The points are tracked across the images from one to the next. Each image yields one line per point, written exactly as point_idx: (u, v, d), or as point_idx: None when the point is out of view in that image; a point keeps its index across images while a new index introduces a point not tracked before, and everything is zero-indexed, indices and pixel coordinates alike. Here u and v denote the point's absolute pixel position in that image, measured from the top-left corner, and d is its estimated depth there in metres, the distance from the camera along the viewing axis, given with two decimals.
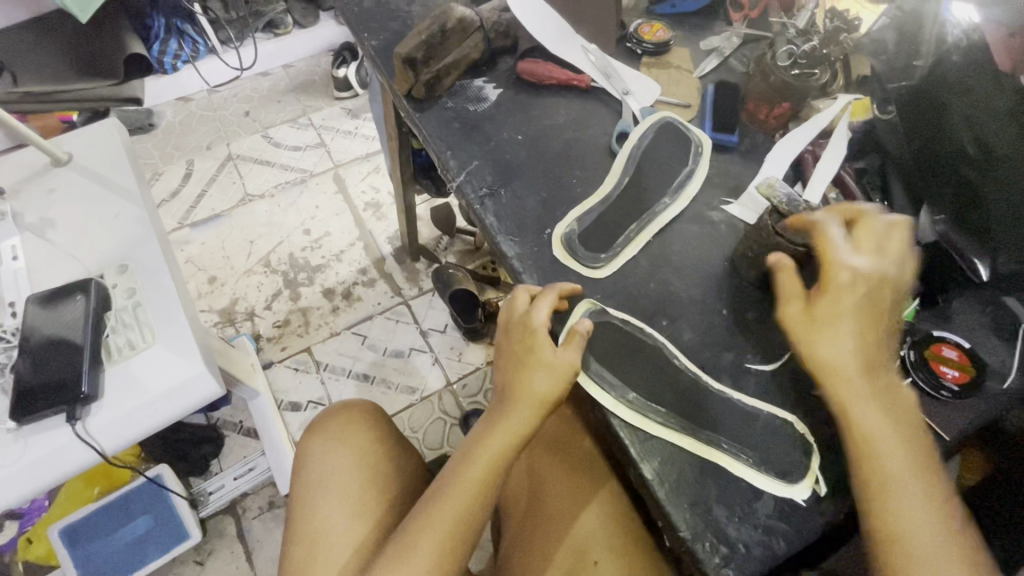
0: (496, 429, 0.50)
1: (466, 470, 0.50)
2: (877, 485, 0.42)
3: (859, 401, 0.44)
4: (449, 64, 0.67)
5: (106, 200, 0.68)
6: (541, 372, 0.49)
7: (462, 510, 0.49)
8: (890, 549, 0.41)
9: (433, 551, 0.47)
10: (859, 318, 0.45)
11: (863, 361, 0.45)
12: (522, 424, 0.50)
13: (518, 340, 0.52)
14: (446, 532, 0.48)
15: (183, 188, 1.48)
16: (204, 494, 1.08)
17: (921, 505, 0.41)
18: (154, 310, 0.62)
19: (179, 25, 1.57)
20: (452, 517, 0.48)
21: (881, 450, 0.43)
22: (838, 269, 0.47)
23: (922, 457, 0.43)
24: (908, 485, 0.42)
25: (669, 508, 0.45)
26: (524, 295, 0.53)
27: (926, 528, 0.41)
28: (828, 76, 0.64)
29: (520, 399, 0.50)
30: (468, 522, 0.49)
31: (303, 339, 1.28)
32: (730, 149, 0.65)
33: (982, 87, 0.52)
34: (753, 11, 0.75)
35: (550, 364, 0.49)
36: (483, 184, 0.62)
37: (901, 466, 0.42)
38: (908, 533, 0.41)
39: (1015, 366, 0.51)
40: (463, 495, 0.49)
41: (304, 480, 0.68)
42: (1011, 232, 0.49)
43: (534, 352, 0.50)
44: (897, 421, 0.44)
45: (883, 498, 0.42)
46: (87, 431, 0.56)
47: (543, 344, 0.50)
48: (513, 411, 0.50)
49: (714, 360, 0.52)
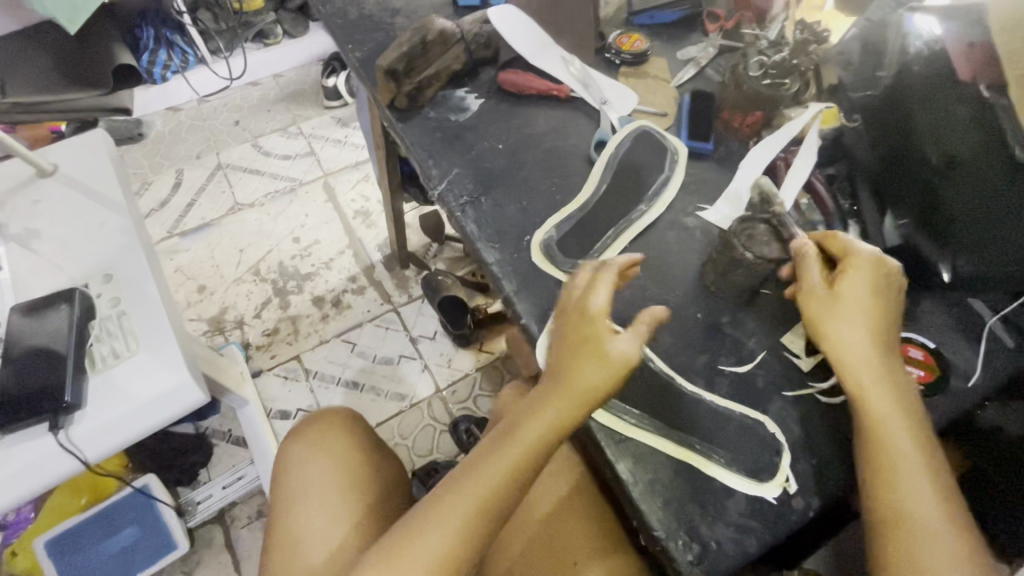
0: (535, 415, 0.47)
1: (499, 452, 0.48)
2: (882, 462, 0.45)
3: (874, 384, 0.47)
4: (430, 76, 0.68)
5: (91, 210, 0.68)
6: (596, 365, 0.47)
7: (490, 493, 0.46)
8: (895, 528, 0.44)
9: (458, 528, 0.45)
10: (877, 306, 0.48)
11: (879, 347, 0.48)
12: (560, 416, 0.47)
13: (573, 325, 0.49)
14: (472, 511, 0.46)
15: (172, 197, 1.48)
16: (192, 504, 1.07)
17: (923, 484, 0.44)
18: (138, 318, 0.62)
19: (168, 36, 1.57)
20: (478, 497, 0.46)
21: (890, 430, 0.46)
22: (859, 260, 0.49)
23: (927, 439, 0.46)
24: (911, 463, 0.45)
25: (643, 506, 0.46)
26: (585, 278, 0.51)
27: (927, 503, 0.44)
28: (799, 85, 0.65)
29: (567, 387, 0.47)
30: (492, 508, 0.46)
31: (292, 347, 1.28)
32: (705, 157, 0.66)
33: (944, 97, 0.54)
34: (729, 22, 0.77)
35: (606, 356, 0.47)
36: (464, 192, 0.64)
37: (907, 446, 0.45)
38: (909, 509, 0.44)
39: (979, 365, 0.53)
40: (493, 475, 0.47)
41: (285, 486, 0.68)
42: (970, 234, 0.52)
43: (593, 340, 0.48)
44: (906, 405, 0.47)
45: (886, 476, 0.45)
46: (70, 440, 0.56)
47: (604, 332, 0.48)
48: (555, 399, 0.47)
49: (689, 362, 0.53)
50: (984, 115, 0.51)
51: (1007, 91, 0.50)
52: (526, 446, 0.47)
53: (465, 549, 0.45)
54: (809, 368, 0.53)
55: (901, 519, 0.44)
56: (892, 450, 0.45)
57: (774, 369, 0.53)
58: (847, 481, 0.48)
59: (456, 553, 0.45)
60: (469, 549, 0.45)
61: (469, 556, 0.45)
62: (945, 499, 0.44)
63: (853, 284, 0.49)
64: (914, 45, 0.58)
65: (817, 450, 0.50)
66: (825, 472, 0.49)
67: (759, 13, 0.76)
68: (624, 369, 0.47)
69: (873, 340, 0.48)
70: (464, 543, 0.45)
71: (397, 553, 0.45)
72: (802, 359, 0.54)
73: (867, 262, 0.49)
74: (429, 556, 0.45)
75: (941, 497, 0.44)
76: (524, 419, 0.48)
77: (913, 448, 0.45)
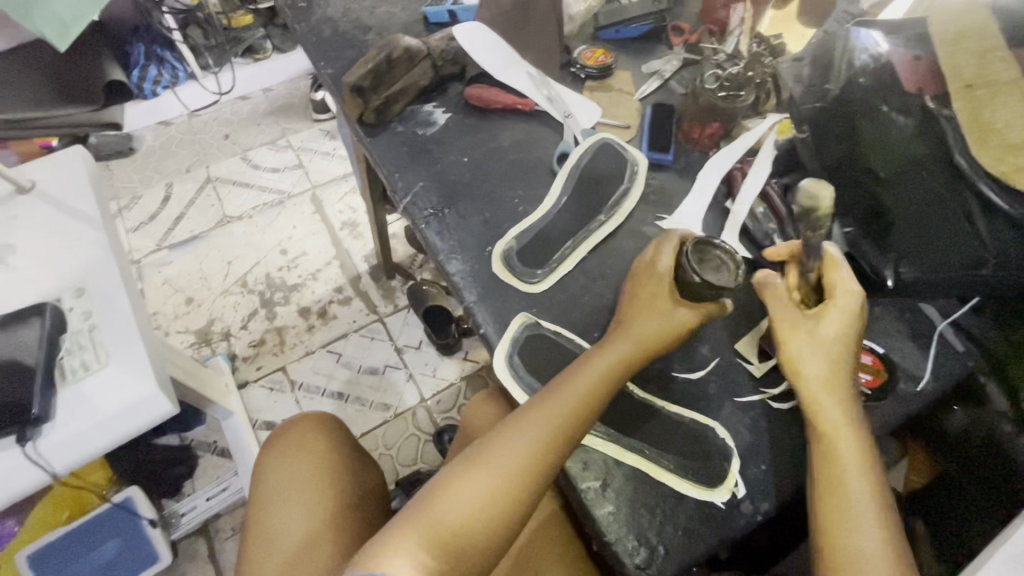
0: (598, 354, 0.52)
1: (576, 377, 0.51)
2: (833, 500, 0.45)
3: (834, 421, 0.48)
4: (397, 92, 0.70)
5: (66, 225, 0.69)
6: (665, 315, 0.54)
7: (570, 411, 0.49)
8: (835, 559, 0.44)
9: (541, 435, 0.49)
10: (843, 349, 0.50)
11: (838, 385, 0.49)
12: (624, 353, 0.52)
13: (642, 287, 0.55)
14: (556, 422, 0.49)
15: (161, 210, 1.50)
16: (175, 516, 1.08)
17: (874, 534, 0.44)
18: (109, 331, 0.63)
19: (159, 52, 1.60)
20: (560, 411, 0.49)
21: (848, 474, 0.46)
22: (839, 303, 0.50)
23: (881, 491, 0.46)
24: (864, 512, 0.45)
25: (595, 511, 0.48)
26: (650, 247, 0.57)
27: (877, 558, 0.43)
28: (754, 97, 0.67)
29: (629, 331, 0.53)
30: (572, 425, 0.49)
31: (278, 358, 1.29)
32: (665, 168, 0.68)
33: (887, 105, 0.57)
34: (692, 36, 0.78)
35: (671, 310, 0.54)
36: (429, 203, 0.65)
37: (862, 490, 0.46)
38: (861, 557, 0.43)
39: (927, 371, 0.54)
40: (572, 397, 0.50)
41: (265, 485, 0.69)
42: (908, 240, 0.52)
43: (663, 297, 0.54)
44: (866, 452, 0.47)
45: (832, 508, 0.45)
46: (38, 453, 0.57)
47: (668, 290, 0.54)
48: (619, 340, 0.53)
49: (642, 370, 0.55)
50: (927, 125, 0.55)
51: (950, 101, 0.54)
52: (599, 373, 0.51)
53: (545, 458, 0.48)
54: (761, 374, 0.55)
55: (849, 567, 0.43)
56: (847, 495, 0.45)
57: (726, 375, 0.55)
58: (794, 485, 0.50)
59: (535, 462, 0.48)
60: (551, 458, 0.48)
61: (550, 466, 0.48)
62: (897, 553, 0.44)
63: (830, 319, 0.50)
64: (863, 57, 0.60)
65: (767, 454, 0.51)
66: (773, 476, 0.50)
67: (722, 27, 0.78)
68: (687, 324, 0.54)
69: (832, 375, 0.49)
70: (546, 452, 0.48)
71: (485, 451, 0.50)
72: (754, 364, 0.55)
73: (847, 306, 0.50)
74: (513, 458, 0.49)
75: (891, 551, 0.44)
76: (589, 360, 0.52)
77: (868, 497, 0.46)
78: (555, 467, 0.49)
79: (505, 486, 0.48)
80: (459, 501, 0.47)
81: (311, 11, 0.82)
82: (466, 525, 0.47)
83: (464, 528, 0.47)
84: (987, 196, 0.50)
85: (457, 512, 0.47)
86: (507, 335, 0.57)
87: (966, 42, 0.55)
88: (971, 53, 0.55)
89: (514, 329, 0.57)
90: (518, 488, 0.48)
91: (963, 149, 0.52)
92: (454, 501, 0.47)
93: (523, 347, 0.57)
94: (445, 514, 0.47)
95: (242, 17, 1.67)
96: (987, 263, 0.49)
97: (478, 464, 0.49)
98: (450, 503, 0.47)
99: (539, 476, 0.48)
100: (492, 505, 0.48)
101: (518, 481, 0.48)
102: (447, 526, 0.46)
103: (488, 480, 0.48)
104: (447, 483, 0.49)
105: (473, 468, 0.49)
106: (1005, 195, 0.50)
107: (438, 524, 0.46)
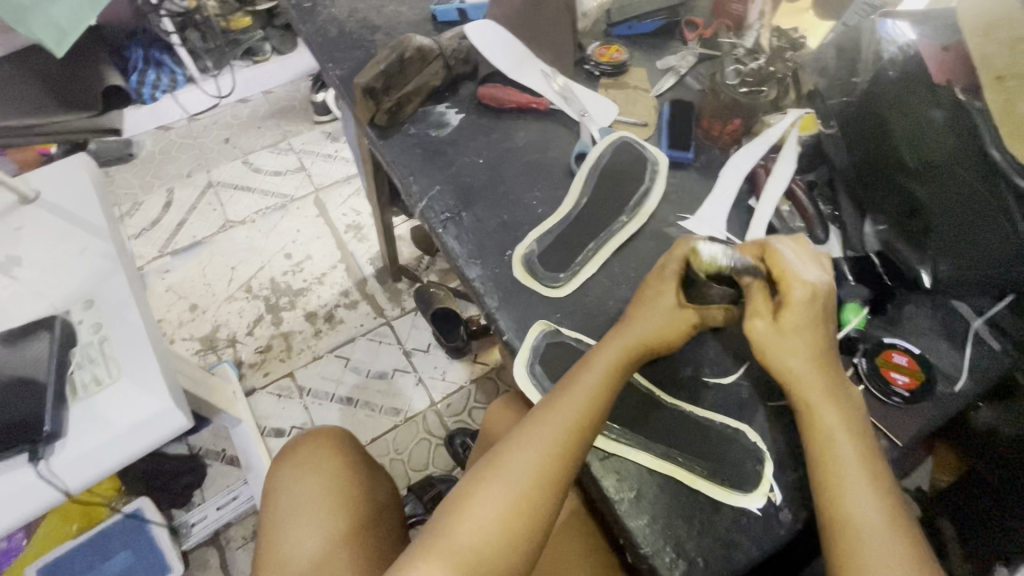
0: (601, 351, 0.51)
1: (579, 378, 0.50)
2: (828, 475, 0.45)
3: (817, 398, 0.48)
4: (409, 93, 0.69)
5: (73, 236, 0.67)
6: (664, 314, 0.52)
7: (579, 414, 0.48)
8: (841, 533, 0.44)
9: (552, 441, 0.47)
10: (815, 334, 0.49)
11: (820, 362, 0.49)
12: (626, 349, 0.51)
13: (647, 285, 0.54)
14: (565, 425, 0.48)
15: (163, 216, 1.48)
16: (186, 526, 1.06)
17: (871, 502, 0.44)
18: (120, 343, 0.61)
19: (157, 56, 1.58)
20: (567, 416, 0.48)
21: (836, 445, 0.46)
22: (795, 296, 0.48)
23: (873, 459, 0.46)
24: (856, 478, 0.45)
25: (631, 522, 0.47)
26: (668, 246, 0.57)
27: (878, 526, 0.43)
28: (776, 92, 0.66)
29: (627, 329, 0.52)
30: (580, 427, 0.48)
31: (285, 364, 1.27)
32: (685, 166, 0.67)
33: (917, 101, 0.55)
34: (707, 30, 0.77)
35: (673, 308, 0.52)
36: (445, 207, 0.64)
37: (851, 457, 0.46)
38: (862, 527, 0.43)
39: (964, 369, 0.54)
40: (579, 397, 0.49)
41: (274, 505, 0.67)
42: (944, 240, 0.54)
43: (664, 296, 0.53)
44: (854, 422, 0.47)
45: (829, 481, 0.45)
46: (50, 470, 0.55)
47: (667, 290, 0.53)
48: (619, 335, 0.52)
49: (672, 376, 0.54)
50: (958, 117, 0.51)
51: (981, 93, 0.50)
52: (600, 372, 0.50)
53: (560, 463, 0.47)
54: None
55: (848, 535, 0.43)
56: (837, 467, 0.45)
57: (759, 380, 0.54)
58: None
59: (550, 470, 0.47)
60: (565, 464, 0.47)
61: (567, 471, 0.47)
62: (896, 518, 0.44)
63: (793, 311, 0.48)
64: (890, 49, 0.58)
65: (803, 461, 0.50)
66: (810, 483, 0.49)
67: (738, 21, 0.76)
68: (690, 323, 0.53)
69: (807, 361, 0.48)
70: (560, 457, 0.47)
71: (497, 465, 0.48)
72: None
73: (808, 293, 0.48)
74: (527, 469, 0.47)
75: (891, 516, 0.44)
76: (591, 358, 0.51)
77: (864, 468, 0.45)
78: (572, 471, 0.47)
79: (522, 499, 0.46)
80: (478, 520, 0.46)
81: (316, 11, 0.81)
82: (488, 545, 0.45)
83: (486, 548, 0.45)
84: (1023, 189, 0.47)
85: (477, 531, 0.45)
86: (528, 341, 0.56)
87: (994, 33, 0.52)
88: (1000, 44, 0.51)
89: (533, 337, 0.56)
90: (534, 501, 0.46)
91: (996, 143, 0.48)
92: (473, 522, 0.46)
93: (543, 356, 0.55)
94: (464, 535, 0.45)
95: (241, 19, 1.65)
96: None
97: (491, 479, 0.47)
98: (468, 524, 0.46)
99: (553, 484, 0.47)
100: (512, 520, 0.46)
101: (536, 492, 0.46)
102: (468, 548, 0.45)
103: (504, 495, 0.46)
104: (461, 503, 0.47)
105: (487, 484, 0.47)
106: None
107: (459, 546, 0.45)
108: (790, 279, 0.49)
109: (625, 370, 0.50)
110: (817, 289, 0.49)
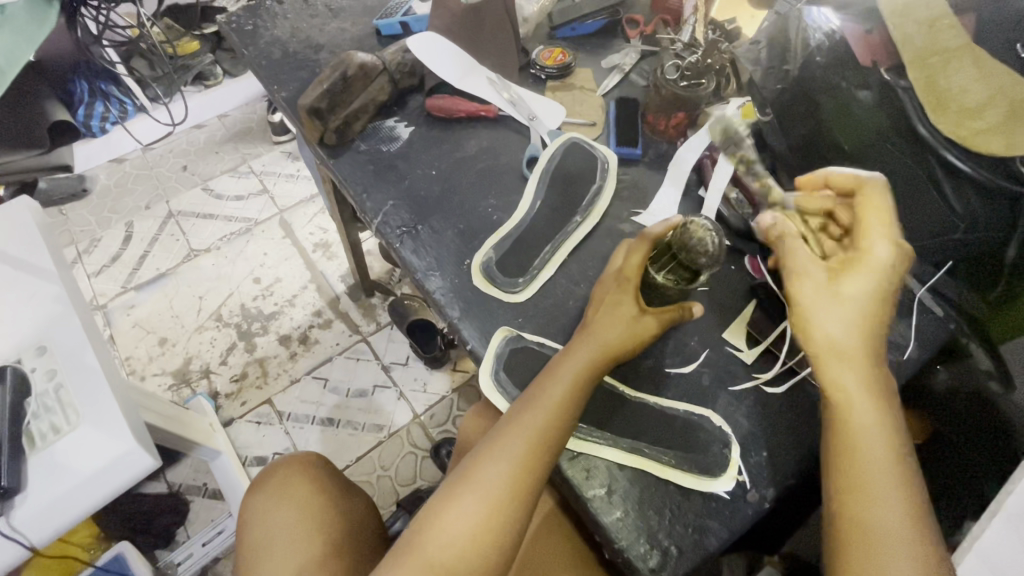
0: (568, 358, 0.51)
1: (552, 384, 0.50)
2: (844, 426, 0.46)
3: (846, 357, 0.47)
4: (356, 110, 0.68)
5: (19, 281, 0.64)
6: (624, 325, 0.53)
7: (543, 422, 0.49)
8: (845, 479, 0.45)
9: (523, 451, 0.48)
10: (871, 307, 0.47)
11: (864, 338, 0.47)
12: (588, 359, 0.51)
13: (614, 289, 0.55)
14: (536, 434, 0.48)
15: (124, 251, 1.44)
16: (171, 565, 1.01)
17: (878, 452, 0.45)
18: (76, 388, 0.59)
19: (103, 87, 1.50)
20: (535, 425, 0.48)
21: (851, 398, 0.46)
22: (869, 260, 0.48)
23: (895, 418, 0.46)
24: (866, 432, 0.45)
25: (605, 518, 0.48)
26: (624, 247, 0.57)
27: (882, 475, 0.44)
28: (715, 83, 0.67)
29: (593, 334, 0.53)
30: (547, 436, 0.48)
31: (261, 391, 1.25)
32: (634, 162, 0.68)
33: (846, 81, 0.58)
34: (647, 27, 0.78)
35: (634, 318, 0.53)
36: (401, 221, 0.64)
37: (867, 415, 0.46)
38: (863, 466, 0.45)
39: (913, 338, 0.58)
40: (547, 405, 0.49)
41: (250, 542, 0.66)
42: None
43: (625, 305, 0.54)
44: (876, 391, 0.47)
45: (846, 436, 0.46)
46: (13, 525, 0.54)
47: (631, 297, 0.54)
48: (582, 345, 0.52)
49: (634, 370, 0.55)
50: (885, 97, 0.56)
51: (905, 72, 0.55)
52: (571, 377, 0.50)
53: (529, 472, 0.47)
54: (752, 359, 0.55)
55: (851, 480, 0.45)
56: (850, 419, 0.46)
57: (718, 365, 0.55)
58: (795, 468, 0.50)
59: (520, 479, 0.47)
60: (534, 475, 0.47)
61: (538, 479, 0.48)
62: (901, 476, 0.44)
63: (851, 285, 0.48)
64: (816, 36, 0.60)
65: (765, 441, 0.52)
66: (775, 462, 0.51)
67: (675, 17, 0.78)
68: (650, 331, 0.54)
69: (854, 331, 0.47)
70: (531, 466, 0.47)
71: (470, 476, 0.48)
72: (744, 351, 0.56)
73: (877, 266, 0.47)
74: (499, 478, 0.47)
75: (891, 459, 0.45)
76: (559, 366, 0.51)
77: (873, 416, 0.46)
78: (543, 478, 0.48)
79: (494, 509, 0.47)
80: (451, 533, 0.46)
81: (258, 34, 0.80)
82: (460, 555, 0.45)
83: (458, 561, 0.45)
84: (952, 163, 0.52)
85: (450, 545, 0.46)
86: (491, 349, 0.56)
87: (912, 12, 0.55)
88: (919, 23, 0.54)
89: (496, 345, 0.56)
90: (507, 510, 0.47)
91: (922, 118, 0.53)
92: (445, 535, 0.46)
93: (507, 362, 0.56)
94: (436, 549, 0.46)
95: (189, 44, 1.60)
96: (958, 228, 0.54)
97: (464, 491, 0.47)
98: (441, 539, 0.46)
99: (524, 493, 0.47)
100: (484, 531, 0.46)
101: (508, 501, 0.47)
102: (439, 562, 0.45)
103: (476, 507, 0.47)
104: (434, 515, 0.47)
105: (459, 496, 0.47)
106: (968, 160, 0.51)
107: (432, 559, 0.45)
108: (869, 238, 0.48)
109: (591, 377, 0.51)
110: (895, 258, 0.48)
